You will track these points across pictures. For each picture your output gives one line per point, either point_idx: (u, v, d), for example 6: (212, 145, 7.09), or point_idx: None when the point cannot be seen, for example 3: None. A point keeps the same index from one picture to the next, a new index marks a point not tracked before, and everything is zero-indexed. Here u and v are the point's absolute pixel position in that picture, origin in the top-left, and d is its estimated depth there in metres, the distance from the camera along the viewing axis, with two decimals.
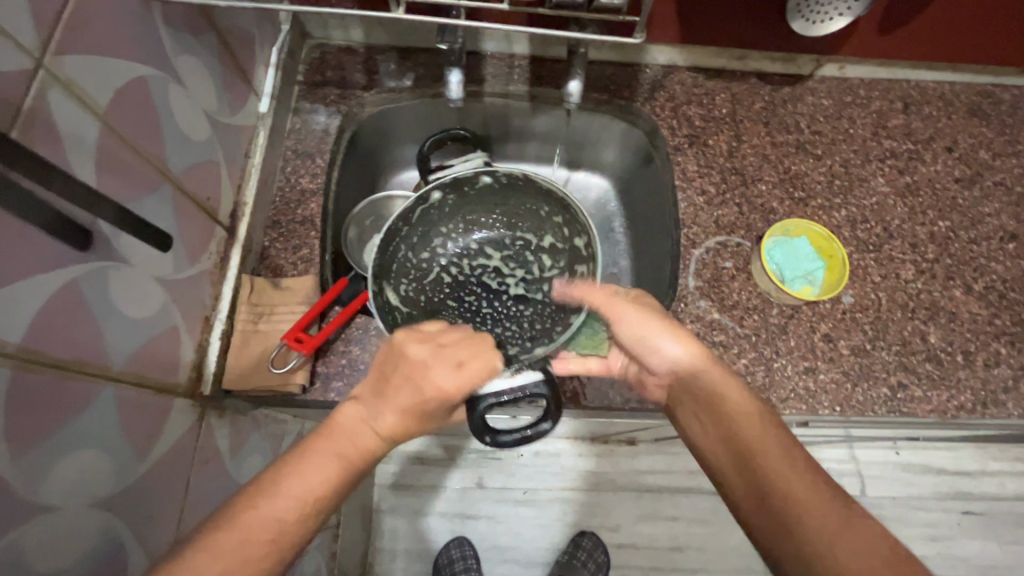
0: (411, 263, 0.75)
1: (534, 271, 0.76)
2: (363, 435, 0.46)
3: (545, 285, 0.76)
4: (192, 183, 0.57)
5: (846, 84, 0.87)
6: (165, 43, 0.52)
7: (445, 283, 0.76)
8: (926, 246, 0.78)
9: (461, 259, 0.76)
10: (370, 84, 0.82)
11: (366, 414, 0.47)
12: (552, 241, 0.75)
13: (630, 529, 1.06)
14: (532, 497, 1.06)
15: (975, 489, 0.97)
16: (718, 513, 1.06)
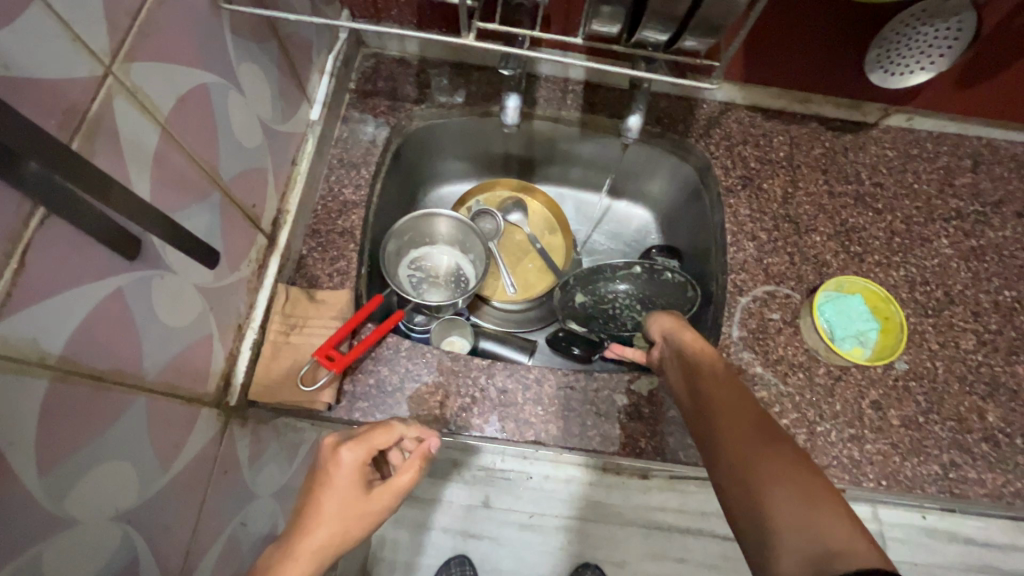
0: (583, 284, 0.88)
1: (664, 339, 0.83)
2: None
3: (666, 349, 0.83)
4: (240, 190, 0.57)
5: (913, 136, 0.83)
6: (229, 51, 0.51)
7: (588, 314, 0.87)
8: (989, 315, 0.73)
9: (608, 303, 0.88)
10: (421, 97, 0.81)
11: (285, 556, 0.42)
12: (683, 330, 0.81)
13: (636, 566, 1.03)
14: (537, 522, 1.03)
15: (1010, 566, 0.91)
16: (729, 560, 1.02)
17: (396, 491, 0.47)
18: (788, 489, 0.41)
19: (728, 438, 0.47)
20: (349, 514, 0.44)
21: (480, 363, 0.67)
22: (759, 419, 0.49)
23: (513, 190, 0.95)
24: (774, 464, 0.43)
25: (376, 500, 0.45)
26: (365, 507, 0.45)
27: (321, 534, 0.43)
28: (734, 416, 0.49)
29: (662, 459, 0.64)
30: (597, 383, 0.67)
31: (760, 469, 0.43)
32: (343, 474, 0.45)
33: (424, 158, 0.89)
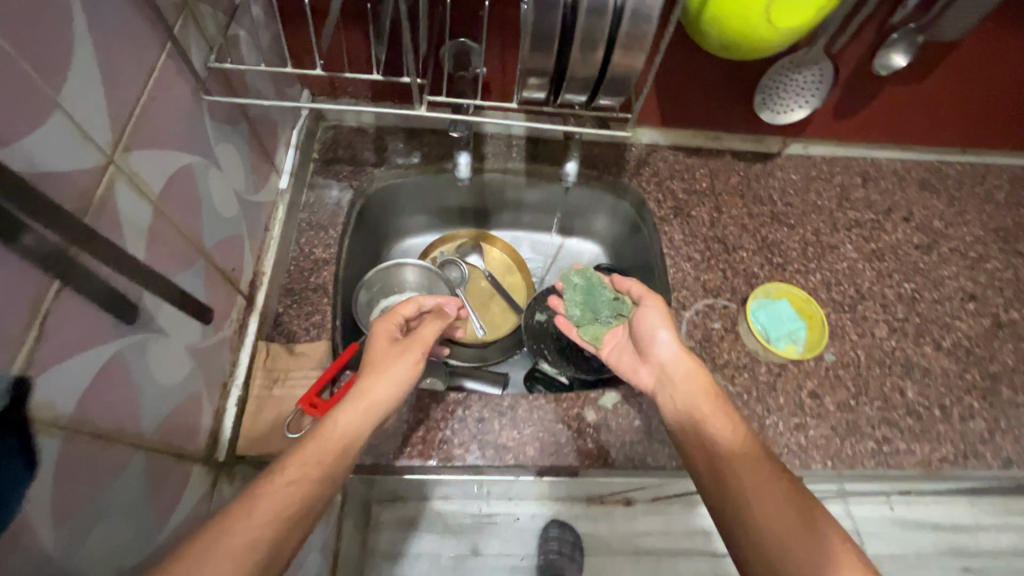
0: (540, 303, 0.96)
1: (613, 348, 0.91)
2: (349, 414, 0.58)
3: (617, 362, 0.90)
4: (221, 257, 0.61)
5: (810, 160, 0.96)
6: (209, 135, 0.58)
7: (545, 328, 0.94)
8: (895, 306, 0.84)
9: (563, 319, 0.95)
10: (380, 161, 0.89)
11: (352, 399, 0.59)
12: None
13: None
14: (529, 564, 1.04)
15: (973, 549, 1.08)
16: None
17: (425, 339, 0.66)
18: (774, 503, 0.53)
19: (704, 421, 0.61)
20: (393, 354, 0.64)
21: (456, 396, 0.72)
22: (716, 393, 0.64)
23: (471, 239, 1.03)
24: (755, 471, 0.56)
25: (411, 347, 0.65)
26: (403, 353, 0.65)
27: (371, 380, 0.61)
28: (695, 380, 0.65)
29: (632, 466, 0.70)
30: (566, 402, 0.72)
31: (744, 474, 0.56)
32: (378, 335, 0.66)
33: (388, 215, 0.96)
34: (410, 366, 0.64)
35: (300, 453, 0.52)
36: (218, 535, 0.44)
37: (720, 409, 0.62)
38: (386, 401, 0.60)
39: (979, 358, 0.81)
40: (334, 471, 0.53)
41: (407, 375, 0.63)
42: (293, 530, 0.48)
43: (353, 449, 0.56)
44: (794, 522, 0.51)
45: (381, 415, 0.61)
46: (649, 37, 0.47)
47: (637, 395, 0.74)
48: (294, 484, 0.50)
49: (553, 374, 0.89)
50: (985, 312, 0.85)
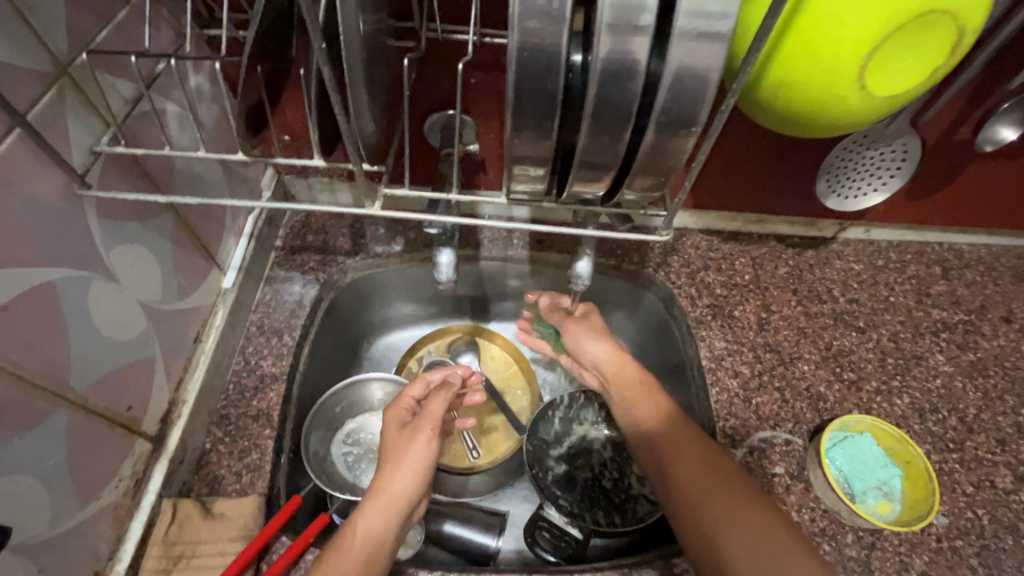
0: (550, 419, 0.78)
1: (634, 487, 0.73)
2: (364, 522, 0.46)
3: (637, 506, 0.72)
4: (106, 397, 0.45)
5: (874, 247, 0.79)
6: (95, 238, 0.43)
7: (553, 454, 0.76)
8: (1016, 442, 0.64)
9: (574, 442, 0.77)
10: (355, 249, 0.75)
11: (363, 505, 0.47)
12: None
13: None
14: None
15: None
16: None
17: (436, 417, 0.52)
18: (717, 500, 0.48)
19: (656, 440, 0.54)
20: (404, 441, 0.51)
21: None
22: (664, 398, 0.58)
23: (466, 334, 0.86)
24: (684, 454, 0.52)
25: (419, 426, 0.51)
26: (413, 436, 0.51)
27: (385, 474, 0.49)
28: (651, 398, 0.57)
29: None
30: None
31: (679, 463, 0.51)
32: (386, 420, 0.53)
33: (366, 310, 0.81)
34: (425, 453, 0.50)
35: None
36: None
37: (658, 409, 0.56)
38: (408, 493, 0.48)
39: None
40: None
41: (428, 459, 0.50)
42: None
43: (383, 555, 0.45)
44: (733, 514, 0.46)
45: (404, 515, 0.48)
46: (693, 116, 0.32)
47: None
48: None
49: (563, 527, 0.67)
50: None
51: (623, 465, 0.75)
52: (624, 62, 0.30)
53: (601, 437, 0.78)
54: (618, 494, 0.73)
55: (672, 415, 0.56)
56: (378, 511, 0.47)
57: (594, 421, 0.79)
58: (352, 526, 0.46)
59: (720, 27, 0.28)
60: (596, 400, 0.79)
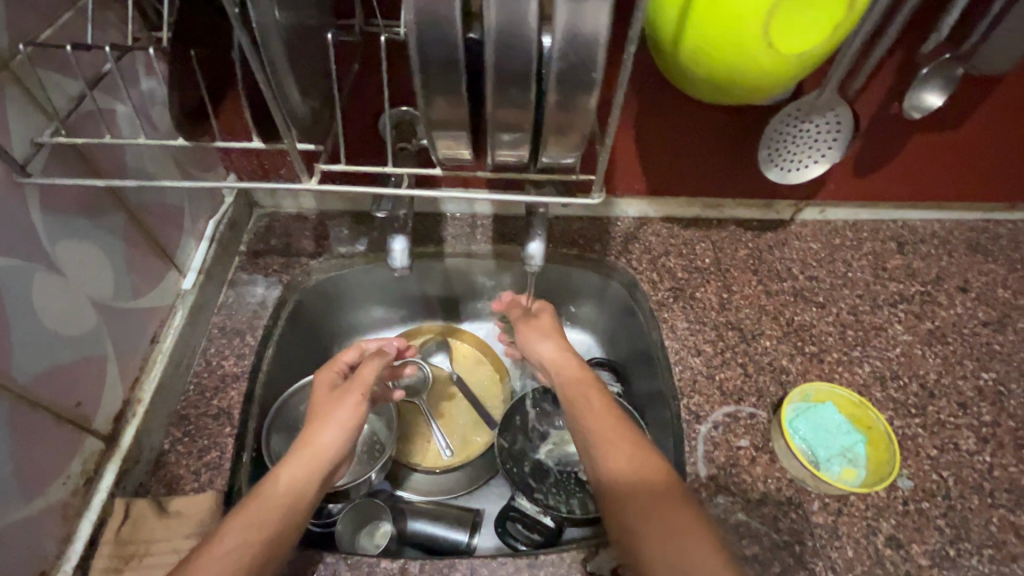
0: (523, 412, 0.78)
1: None
2: (291, 471, 0.49)
3: None
4: (52, 391, 0.45)
5: (830, 226, 0.81)
6: (39, 231, 0.44)
7: (527, 446, 0.75)
8: (978, 404, 0.64)
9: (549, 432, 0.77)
10: (319, 250, 0.76)
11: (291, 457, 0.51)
12: None
13: None
14: None
15: None
16: None
17: (365, 379, 0.57)
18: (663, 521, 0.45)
19: (590, 423, 0.54)
20: (334, 401, 0.55)
21: (390, 566, 0.52)
22: (606, 402, 0.56)
23: (437, 334, 0.87)
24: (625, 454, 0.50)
25: (349, 388, 0.56)
26: (343, 396, 0.55)
27: (314, 427, 0.53)
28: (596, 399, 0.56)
29: None
30: (543, 570, 0.52)
31: (615, 461, 0.50)
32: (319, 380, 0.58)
33: (334, 312, 0.81)
34: (352, 411, 0.54)
35: (237, 521, 0.44)
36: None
37: (605, 416, 0.54)
38: (333, 446, 0.52)
39: None
40: (280, 537, 0.45)
41: (355, 417, 0.55)
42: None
43: (304, 504, 0.49)
44: (677, 536, 0.44)
45: (329, 466, 0.52)
46: (599, 69, 0.33)
47: None
48: (230, 555, 0.42)
49: (535, 515, 0.67)
50: None
51: None
52: (523, 18, 0.32)
53: None
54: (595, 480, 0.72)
55: (616, 418, 0.54)
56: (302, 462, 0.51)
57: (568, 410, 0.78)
58: (278, 475, 0.49)
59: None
60: None
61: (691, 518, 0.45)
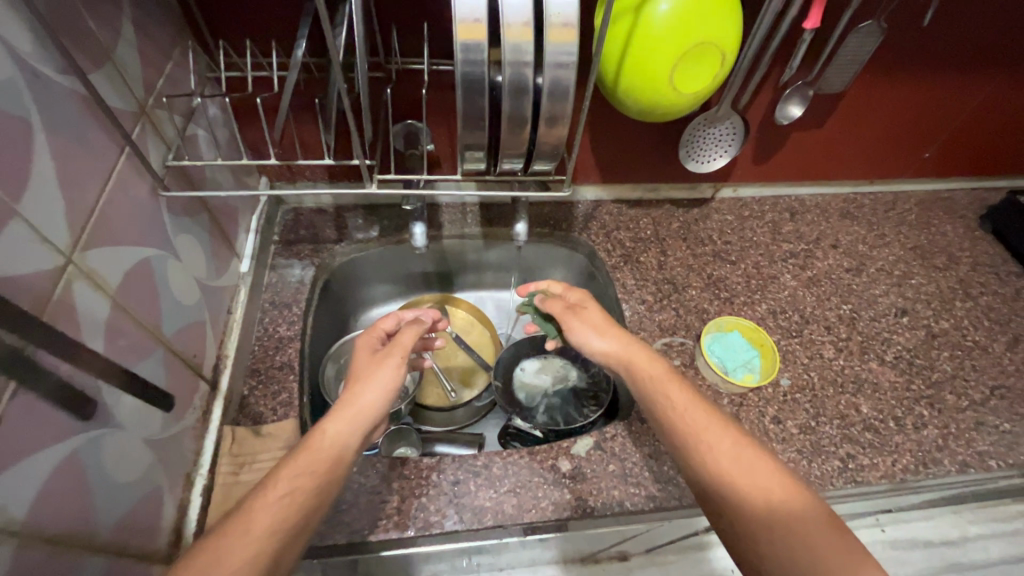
0: (508, 361, 0.97)
1: (581, 395, 0.92)
2: (330, 433, 0.57)
3: (585, 406, 0.90)
4: (181, 344, 0.62)
5: (741, 202, 1.05)
6: (167, 227, 0.60)
7: (513, 385, 0.95)
8: (838, 327, 0.90)
9: (531, 373, 0.97)
10: (340, 237, 0.93)
11: (337, 417, 0.59)
12: (594, 386, 0.93)
13: None
14: None
15: None
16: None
17: (403, 345, 0.67)
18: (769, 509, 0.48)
19: (696, 429, 0.55)
20: (376, 365, 0.65)
21: (429, 461, 0.72)
22: (691, 394, 0.59)
23: (436, 302, 1.05)
24: (738, 456, 0.52)
25: (391, 353, 0.66)
26: (385, 359, 0.66)
27: (359, 388, 0.62)
28: (680, 395, 0.59)
29: (610, 512, 0.70)
30: (540, 455, 0.74)
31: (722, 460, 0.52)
32: (362, 344, 0.68)
33: (353, 288, 0.98)
34: (392, 376, 0.64)
35: (290, 467, 0.53)
36: (220, 556, 0.44)
37: (699, 410, 0.57)
38: (374, 404, 0.61)
39: (922, 368, 0.86)
40: (330, 479, 0.54)
41: (392, 379, 0.64)
42: (288, 543, 0.48)
43: (348, 454, 0.57)
44: (803, 538, 0.46)
45: (370, 421, 0.61)
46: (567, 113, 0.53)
47: (610, 439, 0.75)
48: (290, 496, 0.51)
49: (527, 430, 0.88)
50: (919, 324, 0.92)
51: (569, 381, 0.95)
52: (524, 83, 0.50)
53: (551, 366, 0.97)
54: (569, 402, 0.92)
55: (712, 414, 0.56)
56: (346, 417, 0.59)
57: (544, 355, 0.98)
58: (322, 430, 0.57)
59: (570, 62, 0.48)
60: (545, 340, 0.99)
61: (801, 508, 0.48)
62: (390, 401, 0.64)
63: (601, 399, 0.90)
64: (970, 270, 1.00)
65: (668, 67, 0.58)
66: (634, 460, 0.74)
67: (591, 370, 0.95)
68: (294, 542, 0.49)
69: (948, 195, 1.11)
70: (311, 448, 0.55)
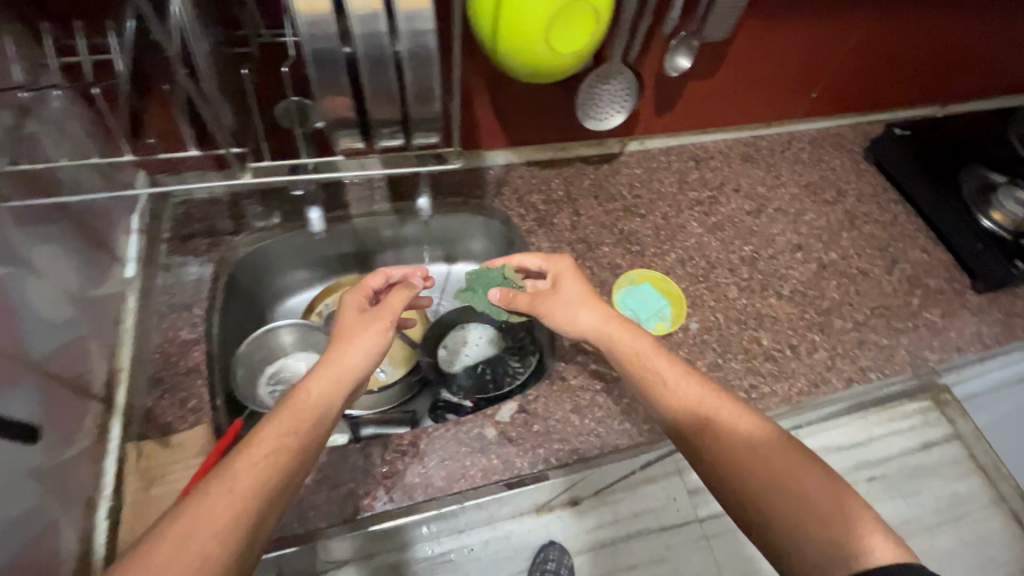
0: (433, 337, 0.98)
1: (508, 358, 0.94)
2: (309, 399, 0.59)
3: (511, 369, 0.92)
4: (59, 365, 0.60)
5: (649, 154, 1.07)
6: (17, 243, 0.56)
7: (441, 359, 0.96)
8: (740, 268, 0.96)
9: (456, 345, 0.97)
10: (239, 228, 0.88)
11: (323, 379, 0.61)
12: (519, 350, 0.94)
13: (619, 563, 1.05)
14: None
15: None
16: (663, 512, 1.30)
17: (393, 308, 0.70)
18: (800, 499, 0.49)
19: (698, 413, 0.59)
20: (364, 327, 0.67)
21: (355, 447, 0.72)
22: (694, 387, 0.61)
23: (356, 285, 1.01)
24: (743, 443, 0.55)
25: (379, 315, 0.69)
26: (373, 320, 0.68)
27: (343, 349, 0.65)
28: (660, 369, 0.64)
29: (537, 470, 0.73)
30: (466, 425, 0.75)
31: (729, 446, 0.55)
32: (348, 306, 0.71)
33: (263, 280, 0.94)
34: (378, 337, 0.67)
35: (275, 425, 0.55)
36: (204, 506, 0.47)
37: (716, 404, 0.59)
38: (358, 366, 0.64)
39: (813, 298, 0.94)
40: (312, 436, 0.57)
41: (378, 342, 0.67)
42: (272, 498, 0.50)
43: (330, 413, 0.60)
44: (814, 514, 0.48)
45: (352, 382, 0.64)
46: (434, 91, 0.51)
47: (533, 401, 0.78)
48: (272, 452, 0.53)
49: (455, 402, 0.91)
50: (811, 257, 0.99)
51: (496, 347, 0.96)
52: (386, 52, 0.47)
53: (476, 336, 0.98)
54: (496, 366, 0.93)
55: (735, 409, 0.58)
56: (329, 378, 0.62)
57: (468, 326, 0.99)
58: (305, 389, 0.60)
59: (428, 36, 0.46)
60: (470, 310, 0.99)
61: (833, 493, 0.49)
62: (373, 363, 0.67)
63: (526, 361, 0.92)
64: (855, 201, 1.08)
65: (543, 23, 0.56)
66: (557, 417, 0.77)
67: (516, 335, 0.96)
68: (278, 497, 0.51)
69: (837, 131, 1.17)
70: (292, 407, 0.58)
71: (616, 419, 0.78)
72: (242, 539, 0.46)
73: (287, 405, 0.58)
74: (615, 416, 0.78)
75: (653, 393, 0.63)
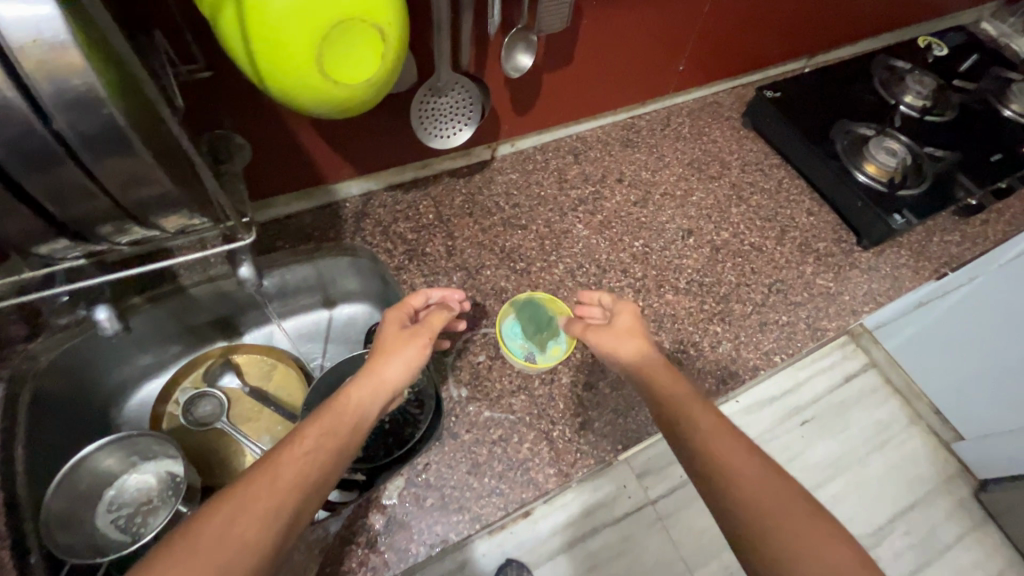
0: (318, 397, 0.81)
1: None
2: (348, 412, 0.56)
3: None
4: None
5: (523, 155, 0.98)
6: None
7: None
8: (633, 267, 0.90)
9: None
10: (33, 330, 0.71)
11: (365, 393, 0.59)
12: None
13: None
14: None
15: None
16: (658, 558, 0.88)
17: (433, 326, 0.67)
18: (803, 526, 0.47)
19: (713, 441, 0.54)
20: (404, 341, 0.64)
21: None
22: (697, 394, 0.61)
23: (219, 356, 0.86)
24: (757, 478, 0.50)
25: (419, 331, 0.66)
26: (415, 335, 0.65)
27: (383, 362, 0.62)
28: (669, 381, 0.61)
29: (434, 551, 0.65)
30: (348, 519, 0.65)
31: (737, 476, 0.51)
32: (389, 319, 0.67)
33: (90, 382, 0.77)
34: (417, 352, 0.64)
35: (315, 425, 0.53)
36: (249, 497, 0.45)
37: (727, 436, 0.54)
38: (396, 381, 0.61)
39: (710, 286, 0.90)
40: (348, 443, 0.54)
41: (417, 357, 0.64)
42: (307, 501, 0.48)
43: (366, 425, 0.57)
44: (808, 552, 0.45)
45: (390, 397, 0.61)
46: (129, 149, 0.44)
47: (423, 470, 0.69)
48: (310, 452, 0.50)
49: None
50: (703, 241, 0.95)
51: None
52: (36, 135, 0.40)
53: None
54: None
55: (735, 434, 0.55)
56: (369, 387, 0.59)
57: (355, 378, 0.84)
58: (345, 398, 0.57)
59: (87, 95, 0.39)
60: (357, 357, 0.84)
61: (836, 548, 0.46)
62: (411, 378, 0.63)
63: None
64: (740, 172, 1.04)
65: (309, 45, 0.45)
66: (454, 483, 0.69)
67: None
68: (313, 501, 0.48)
69: (712, 99, 1.13)
70: (334, 415, 0.55)
71: (519, 470, 0.70)
72: (274, 539, 0.43)
73: (329, 409, 0.56)
74: (518, 466, 0.71)
75: (674, 417, 0.58)
